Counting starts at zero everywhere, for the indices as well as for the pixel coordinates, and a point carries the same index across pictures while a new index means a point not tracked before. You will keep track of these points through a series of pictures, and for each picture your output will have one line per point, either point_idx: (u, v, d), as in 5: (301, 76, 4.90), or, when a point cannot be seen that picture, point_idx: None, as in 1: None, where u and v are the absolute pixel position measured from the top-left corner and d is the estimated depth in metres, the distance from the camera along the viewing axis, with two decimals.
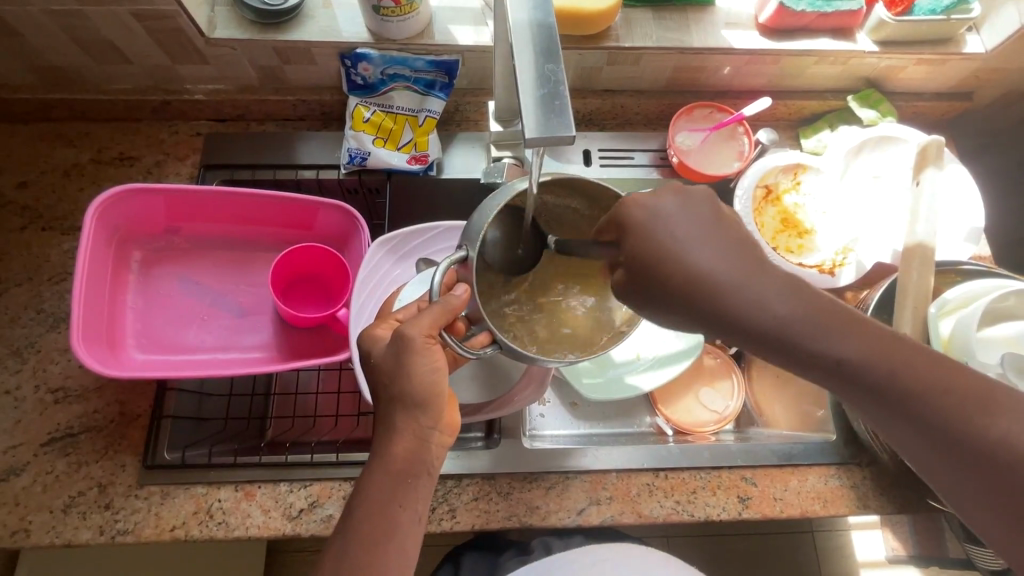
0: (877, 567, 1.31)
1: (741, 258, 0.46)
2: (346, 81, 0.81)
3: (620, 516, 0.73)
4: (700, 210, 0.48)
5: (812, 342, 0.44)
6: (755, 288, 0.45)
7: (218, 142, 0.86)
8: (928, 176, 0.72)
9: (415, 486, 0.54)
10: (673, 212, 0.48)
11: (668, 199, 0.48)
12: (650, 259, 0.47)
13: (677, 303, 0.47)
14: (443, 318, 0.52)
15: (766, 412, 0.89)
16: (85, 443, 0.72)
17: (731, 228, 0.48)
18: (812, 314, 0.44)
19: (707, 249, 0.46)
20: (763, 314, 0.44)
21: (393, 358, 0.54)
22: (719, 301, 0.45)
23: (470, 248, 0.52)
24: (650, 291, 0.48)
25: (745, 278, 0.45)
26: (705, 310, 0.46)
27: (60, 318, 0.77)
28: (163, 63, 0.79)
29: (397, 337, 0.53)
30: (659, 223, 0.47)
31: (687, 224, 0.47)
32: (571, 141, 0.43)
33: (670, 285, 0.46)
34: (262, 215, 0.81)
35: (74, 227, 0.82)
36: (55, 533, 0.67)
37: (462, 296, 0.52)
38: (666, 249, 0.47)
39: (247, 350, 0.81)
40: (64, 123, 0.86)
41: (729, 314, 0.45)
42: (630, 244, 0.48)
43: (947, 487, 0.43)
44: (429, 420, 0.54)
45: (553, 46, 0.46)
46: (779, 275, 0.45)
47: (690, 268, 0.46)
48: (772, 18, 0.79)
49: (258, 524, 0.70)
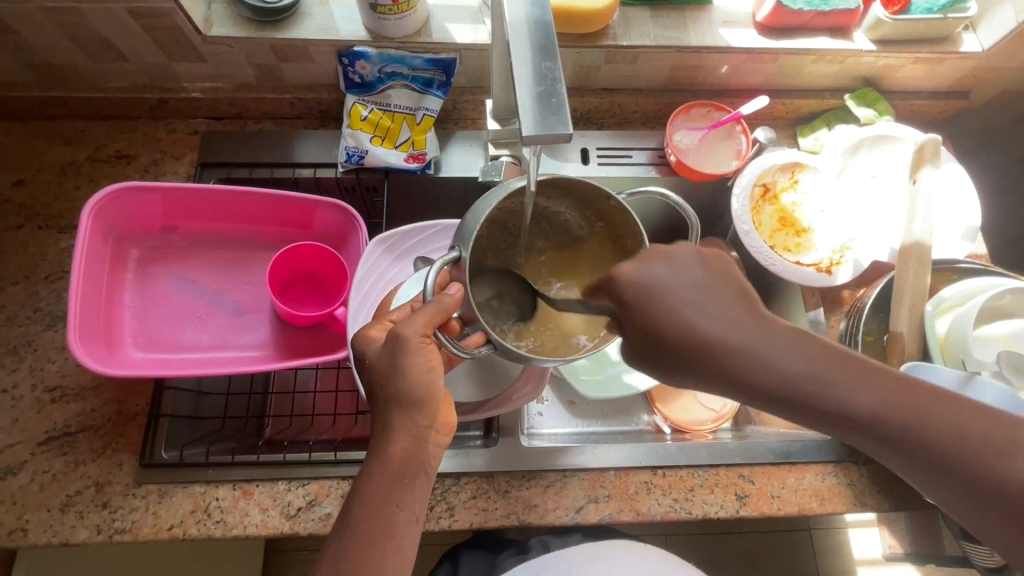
0: (875, 564, 1.31)
1: (739, 321, 0.48)
2: (343, 79, 0.81)
3: (618, 514, 0.73)
4: (694, 275, 0.49)
5: (819, 397, 0.46)
6: (758, 351, 0.47)
7: (215, 140, 0.86)
8: (925, 174, 0.73)
9: (414, 485, 0.54)
10: (670, 280, 0.49)
11: (661, 266, 0.49)
12: (651, 329, 0.49)
13: (687, 369, 0.49)
14: (436, 318, 0.53)
15: (764, 411, 0.87)
16: (83, 442, 0.72)
17: (727, 287, 0.49)
18: (816, 370, 0.47)
19: (706, 314, 0.48)
20: (768, 376, 0.47)
21: (390, 357, 0.54)
22: (726, 366, 0.48)
23: (464, 248, 0.52)
24: (667, 361, 0.49)
25: (752, 348, 0.47)
26: (720, 380, 0.48)
27: (57, 317, 0.77)
28: (160, 61, 0.79)
29: (392, 336, 0.53)
30: (655, 289, 0.49)
31: (682, 289, 0.49)
32: (568, 138, 0.44)
33: (678, 354, 0.48)
34: (260, 214, 0.81)
35: (71, 225, 0.81)
36: (53, 532, 0.67)
37: (456, 295, 0.53)
38: (666, 318, 0.48)
39: (244, 349, 0.80)
40: (61, 121, 0.85)
41: (737, 378, 0.48)
42: (629, 312, 0.49)
43: (966, 517, 0.48)
44: (425, 418, 0.55)
45: (550, 44, 0.46)
46: (777, 334, 0.48)
47: (695, 335, 0.48)
48: (769, 17, 0.79)
49: (256, 522, 0.70)
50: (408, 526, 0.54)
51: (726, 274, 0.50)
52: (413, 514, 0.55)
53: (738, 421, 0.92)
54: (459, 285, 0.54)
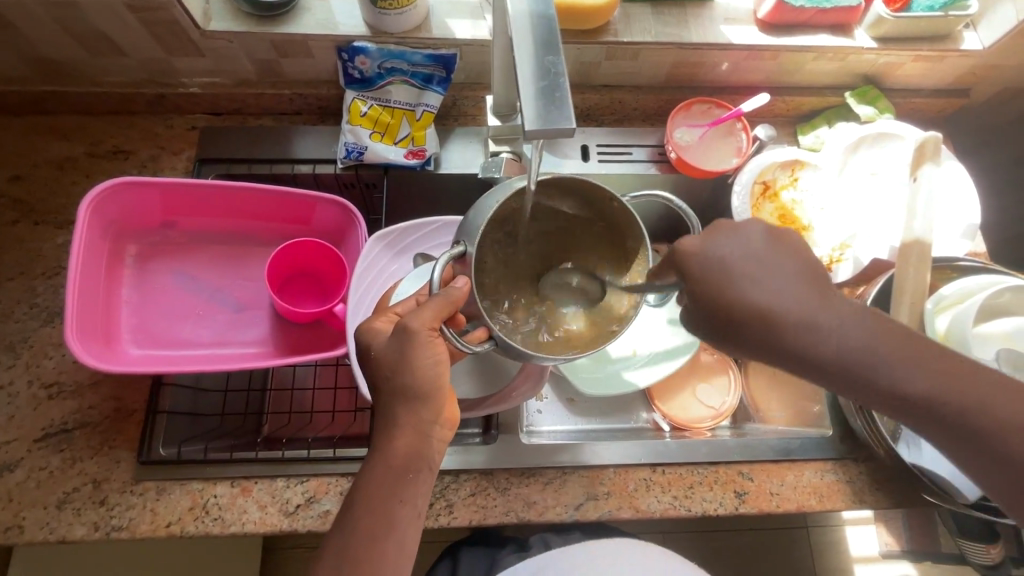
0: (871, 562, 1.32)
1: (808, 295, 0.48)
2: (343, 75, 0.81)
3: (618, 511, 0.73)
4: (759, 249, 0.49)
5: (885, 373, 0.47)
6: (826, 325, 0.48)
7: (214, 136, 0.85)
8: (925, 172, 0.72)
9: (415, 481, 0.54)
10: (735, 255, 0.49)
11: (727, 241, 0.50)
12: (719, 301, 0.49)
13: (753, 343, 0.49)
14: (443, 311, 0.52)
15: (764, 408, 0.89)
16: (80, 439, 0.71)
17: (794, 262, 0.49)
18: (881, 346, 0.47)
19: (776, 287, 0.48)
20: (836, 350, 0.47)
21: (394, 351, 0.53)
22: (795, 340, 0.48)
23: (469, 244, 0.53)
24: (730, 333, 0.50)
25: (817, 323, 0.48)
26: (782, 354, 0.49)
27: (54, 313, 0.76)
28: (158, 55, 0.78)
29: (400, 328, 0.53)
30: (722, 262, 0.49)
31: (751, 264, 0.49)
32: (571, 134, 0.43)
33: (745, 327, 0.49)
34: (258, 210, 0.81)
35: (68, 221, 0.81)
36: (50, 529, 0.67)
37: (463, 288, 0.53)
38: (734, 291, 0.48)
39: (244, 345, 0.80)
40: (58, 116, 0.85)
41: (805, 352, 0.48)
42: (696, 284, 0.49)
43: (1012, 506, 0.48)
44: (429, 412, 0.54)
45: (553, 38, 0.46)
46: (845, 309, 0.48)
47: (765, 308, 0.48)
48: (771, 14, 0.79)
49: (255, 519, 0.69)
50: (410, 521, 0.54)
51: (795, 248, 0.50)
52: (416, 510, 0.54)
53: (737, 419, 0.92)
54: (465, 279, 0.54)
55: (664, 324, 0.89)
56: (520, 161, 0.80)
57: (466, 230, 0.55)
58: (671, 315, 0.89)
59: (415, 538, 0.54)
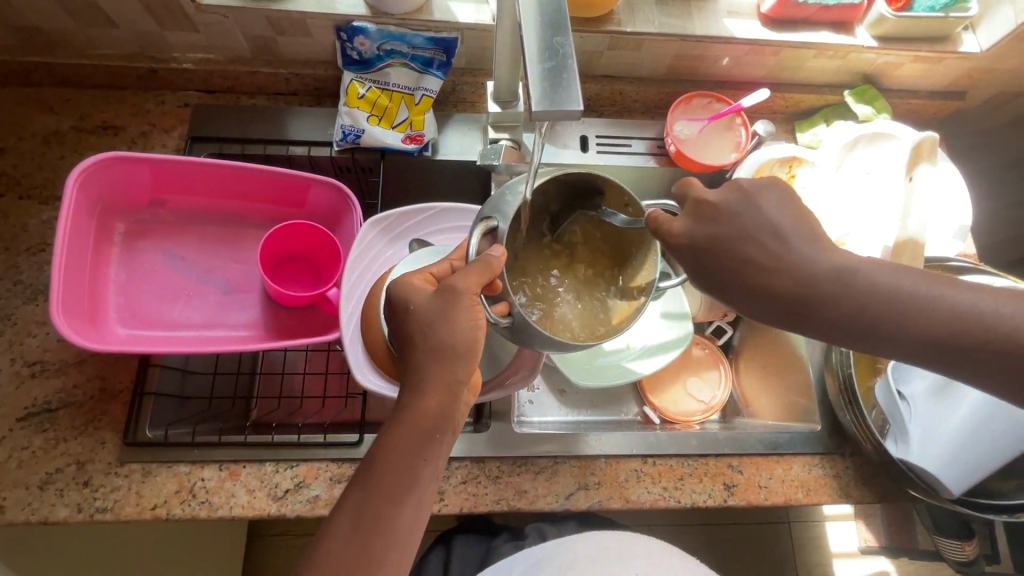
0: (851, 557, 1.34)
1: (821, 253, 0.48)
2: (341, 56, 0.79)
3: (608, 501, 0.73)
4: (751, 212, 0.50)
5: (903, 319, 0.46)
6: (847, 282, 0.47)
7: (207, 114, 0.83)
8: (921, 172, 0.74)
9: (434, 448, 0.52)
10: (727, 222, 0.50)
11: (716, 210, 0.51)
12: (732, 274, 0.50)
13: (778, 311, 0.50)
14: (484, 277, 0.51)
15: (753, 403, 0.91)
16: (64, 419, 0.70)
17: (789, 219, 0.50)
18: (906, 287, 0.47)
19: (788, 255, 0.48)
20: (862, 304, 0.47)
21: (436, 308, 0.52)
22: (818, 303, 0.48)
23: (501, 219, 0.55)
24: (744, 300, 0.51)
25: (823, 277, 0.48)
26: (795, 316, 0.49)
27: (38, 290, 0.74)
28: (150, 28, 0.77)
29: (444, 288, 0.53)
30: (724, 235, 0.50)
31: (753, 235, 0.50)
32: (578, 116, 0.43)
33: (767, 296, 0.49)
34: (252, 190, 0.79)
35: (54, 196, 0.79)
36: (31, 510, 0.65)
37: (499, 257, 0.52)
38: (733, 258, 0.50)
39: (235, 328, 0.79)
40: (45, 88, 0.82)
41: (832, 314, 0.48)
42: (705, 257, 0.51)
43: None
44: (463, 371, 0.52)
45: (561, 18, 0.45)
46: (857, 259, 0.48)
47: (778, 276, 0.49)
48: (774, 10, 0.79)
49: (242, 504, 0.68)
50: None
51: (796, 209, 0.50)
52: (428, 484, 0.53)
53: (726, 413, 0.94)
54: (502, 248, 0.53)
55: (658, 318, 0.89)
56: (520, 149, 0.79)
57: (498, 202, 0.57)
58: (664, 308, 0.90)
59: (429, 506, 0.53)
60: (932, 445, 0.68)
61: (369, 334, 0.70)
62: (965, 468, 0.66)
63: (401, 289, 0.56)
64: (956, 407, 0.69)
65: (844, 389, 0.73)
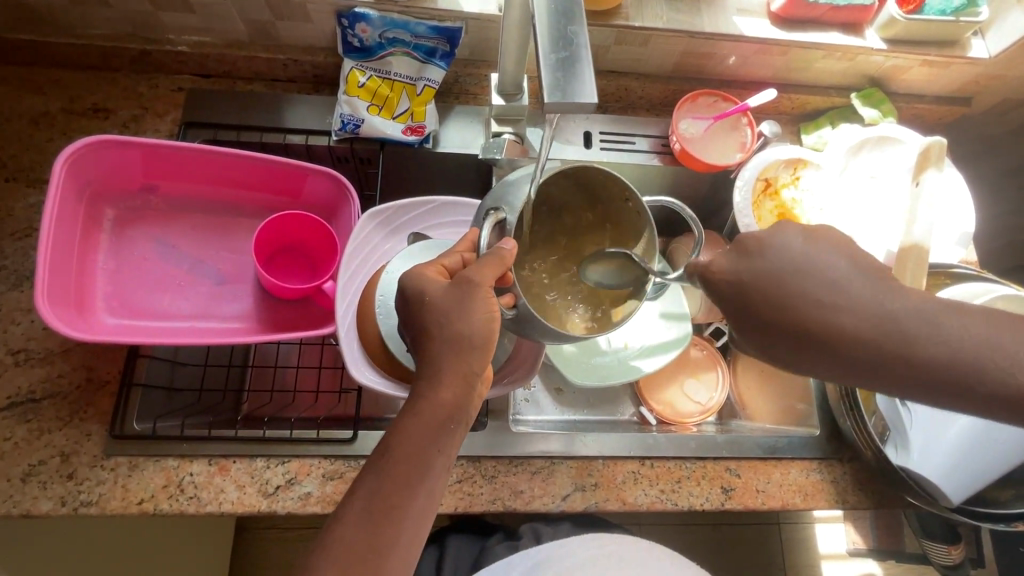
0: (838, 559, 1.34)
1: (875, 294, 0.45)
2: (342, 43, 0.77)
3: (605, 503, 0.72)
4: (803, 257, 0.47)
5: (980, 369, 0.44)
6: (904, 325, 0.45)
7: (202, 99, 0.81)
8: (928, 177, 0.73)
9: (441, 442, 0.51)
10: (783, 268, 0.47)
11: (768, 254, 0.48)
12: (780, 324, 0.47)
13: (829, 359, 0.46)
14: (498, 269, 0.51)
15: (750, 406, 0.90)
16: (48, 410, 0.68)
17: (844, 260, 0.47)
18: (980, 335, 0.44)
19: (838, 298, 0.45)
20: (935, 354, 0.44)
21: (451, 299, 0.52)
22: (873, 349, 0.45)
23: (510, 212, 0.55)
24: (806, 353, 0.47)
25: (891, 326, 0.45)
26: (865, 367, 0.46)
27: (24, 277, 0.72)
28: (145, 8, 0.74)
29: (461, 280, 0.52)
30: (771, 274, 0.47)
31: (802, 277, 0.46)
32: (590, 109, 0.42)
33: (819, 345, 0.46)
34: (247, 179, 0.77)
35: (41, 179, 0.76)
36: (13, 503, 0.63)
37: (511, 249, 0.51)
38: (794, 309, 0.46)
39: (227, 320, 0.77)
40: (33, 68, 0.80)
41: (886, 361, 0.45)
42: (756, 307, 0.48)
43: None
44: (478, 362, 0.52)
45: (574, 7, 0.44)
46: (924, 302, 0.45)
47: (840, 326, 0.45)
48: (784, 8, 0.78)
49: (232, 500, 0.67)
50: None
51: (846, 248, 0.47)
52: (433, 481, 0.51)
53: (722, 415, 0.92)
54: (513, 241, 0.53)
55: (657, 318, 0.88)
56: (523, 144, 0.77)
57: (503, 194, 0.56)
58: (664, 308, 0.89)
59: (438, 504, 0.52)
60: (930, 458, 0.68)
61: (365, 326, 0.69)
62: (964, 480, 0.66)
63: (412, 279, 0.55)
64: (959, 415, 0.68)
65: (846, 395, 0.73)
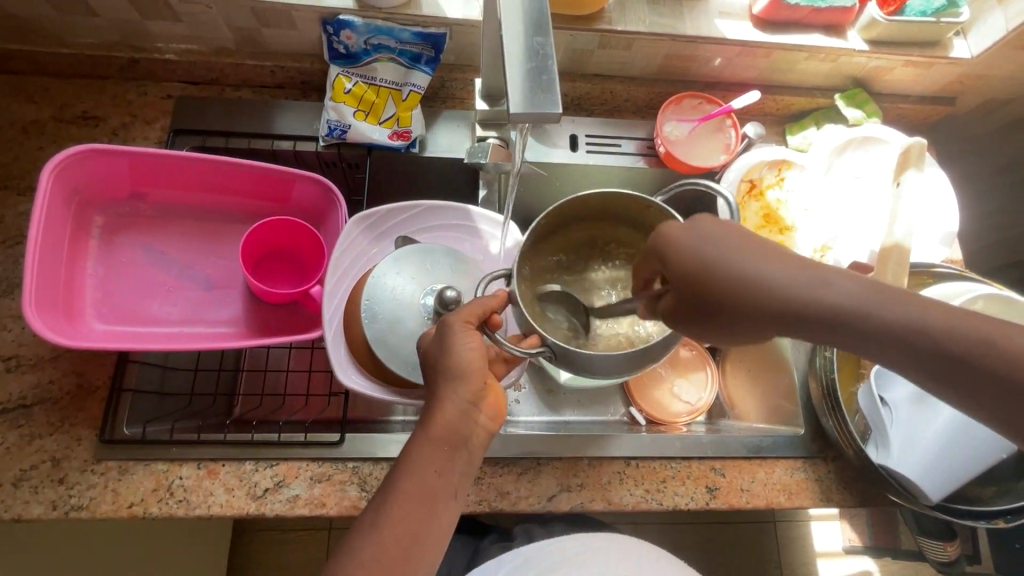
0: (833, 556, 1.35)
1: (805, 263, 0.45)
2: (327, 49, 0.78)
3: (591, 503, 0.73)
4: (730, 232, 0.47)
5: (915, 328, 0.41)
6: (836, 289, 0.43)
7: (191, 106, 0.82)
8: (907, 178, 0.73)
9: (421, 446, 0.52)
10: (707, 239, 0.47)
11: (696, 228, 0.48)
12: (706, 291, 0.46)
13: (758, 323, 0.45)
14: (480, 311, 0.57)
15: (739, 405, 0.90)
16: (39, 415, 0.69)
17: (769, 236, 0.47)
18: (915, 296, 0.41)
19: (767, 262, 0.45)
20: (865, 315, 0.42)
21: (436, 343, 0.56)
22: (799, 313, 0.43)
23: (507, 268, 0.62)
24: (732, 320, 0.46)
25: (813, 287, 0.43)
26: (788, 329, 0.44)
27: (14, 284, 0.73)
28: (132, 17, 0.75)
29: (440, 326, 0.57)
30: (701, 243, 0.47)
31: (735, 249, 0.46)
32: (556, 119, 0.42)
33: (742, 309, 0.45)
34: (235, 185, 0.78)
35: (30, 187, 0.77)
36: (5, 507, 0.64)
37: (497, 295, 0.58)
38: (717, 273, 0.45)
39: (216, 324, 0.78)
40: (25, 77, 0.81)
41: (811, 324, 0.43)
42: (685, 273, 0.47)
43: None
44: (467, 392, 0.54)
45: (543, 20, 0.45)
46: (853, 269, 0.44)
47: (761, 288, 0.44)
48: (765, 11, 0.78)
49: (221, 502, 0.68)
50: (441, 486, 0.52)
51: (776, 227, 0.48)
52: (416, 484, 0.51)
53: (712, 414, 0.93)
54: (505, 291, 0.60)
55: None
56: (508, 148, 0.77)
57: None
58: None
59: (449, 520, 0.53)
60: (912, 455, 0.68)
61: (351, 330, 0.70)
62: (940, 478, 0.67)
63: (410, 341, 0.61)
64: (940, 413, 0.68)
65: (827, 395, 0.74)
